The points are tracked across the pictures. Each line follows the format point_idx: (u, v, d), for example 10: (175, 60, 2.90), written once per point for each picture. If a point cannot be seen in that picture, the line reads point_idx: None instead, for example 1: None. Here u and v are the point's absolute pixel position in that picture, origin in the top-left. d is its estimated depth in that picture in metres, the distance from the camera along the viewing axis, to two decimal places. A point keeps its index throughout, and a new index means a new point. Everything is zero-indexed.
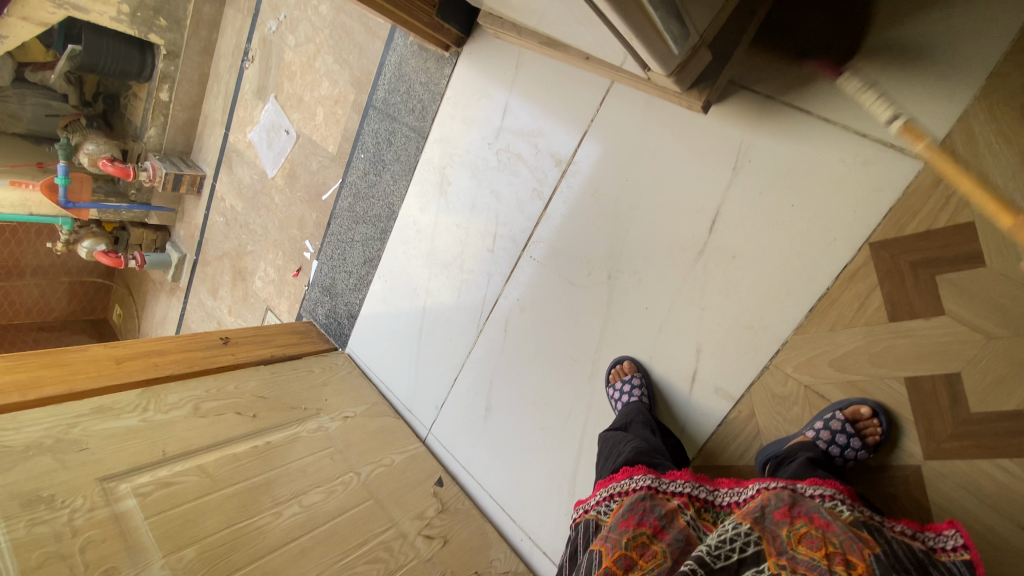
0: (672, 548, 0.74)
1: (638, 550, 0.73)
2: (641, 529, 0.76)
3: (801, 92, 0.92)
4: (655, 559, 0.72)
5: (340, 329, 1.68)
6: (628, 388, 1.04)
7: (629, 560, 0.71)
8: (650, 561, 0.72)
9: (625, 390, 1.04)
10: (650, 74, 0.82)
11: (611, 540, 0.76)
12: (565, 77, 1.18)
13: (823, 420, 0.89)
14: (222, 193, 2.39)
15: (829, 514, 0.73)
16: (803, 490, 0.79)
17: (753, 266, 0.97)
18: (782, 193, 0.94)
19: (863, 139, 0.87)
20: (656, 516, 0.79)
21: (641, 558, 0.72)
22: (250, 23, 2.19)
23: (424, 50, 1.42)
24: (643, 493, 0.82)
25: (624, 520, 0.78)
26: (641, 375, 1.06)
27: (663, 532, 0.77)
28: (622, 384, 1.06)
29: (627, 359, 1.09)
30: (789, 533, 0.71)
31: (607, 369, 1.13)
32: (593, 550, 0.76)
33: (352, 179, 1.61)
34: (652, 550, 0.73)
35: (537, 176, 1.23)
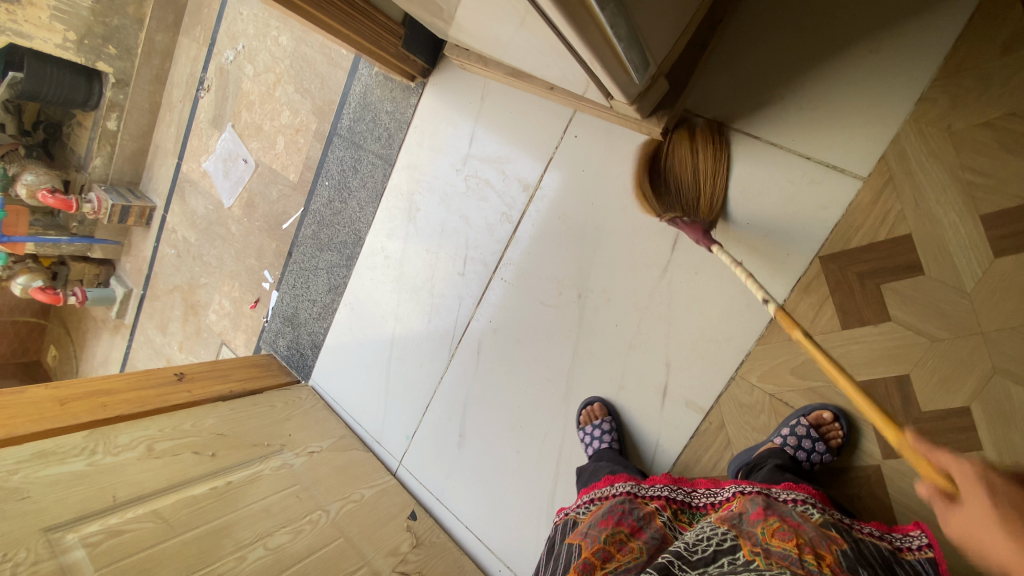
0: (648, 545, 0.79)
1: (616, 545, 0.79)
2: (618, 527, 0.82)
3: (750, 118, 0.99)
4: (631, 553, 0.77)
5: (304, 361, 1.61)
6: (598, 433, 1.05)
7: (606, 552, 0.78)
8: (626, 555, 0.77)
9: (595, 434, 1.06)
10: (613, 102, 0.87)
11: (591, 536, 0.83)
12: (530, 106, 1.22)
13: (789, 426, 0.93)
14: (174, 224, 2.30)
15: (799, 516, 0.76)
16: (777, 494, 0.82)
17: (716, 282, 1.02)
18: (739, 212, 1.00)
19: (807, 161, 0.95)
20: (634, 517, 0.84)
21: (618, 552, 0.78)
22: (206, 53, 2.18)
23: (389, 79, 1.44)
24: (624, 497, 0.89)
25: (604, 520, 0.85)
26: (610, 418, 1.08)
27: (640, 530, 0.82)
28: (593, 427, 1.07)
29: (598, 402, 1.11)
30: (763, 529, 0.73)
31: (578, 411, 1.14)
32: (574, 544, 0.83)
33: (315, 206, 1.58)
34: (629, 544, 0.79)
35: (505, 200, 1.26)
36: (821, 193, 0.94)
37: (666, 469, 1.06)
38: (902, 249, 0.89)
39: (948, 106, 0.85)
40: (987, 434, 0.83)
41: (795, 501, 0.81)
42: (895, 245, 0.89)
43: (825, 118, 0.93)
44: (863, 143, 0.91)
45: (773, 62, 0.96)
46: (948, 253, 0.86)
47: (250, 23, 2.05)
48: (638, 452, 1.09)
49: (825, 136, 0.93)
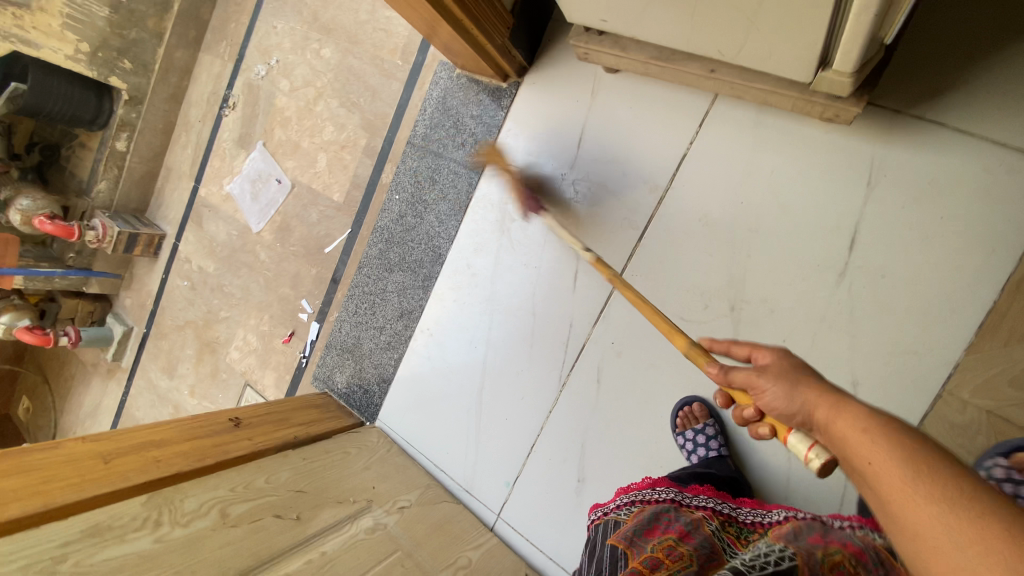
0: (697, 552, 0.75)
1: (665, 551, 0.75)
2: (667, 536, 0.78)
3: (935, 102, 0.89)
4: (681, 559, 0.73)
5: (368, 400, 1.40)
6: (703, 439, 1.00)
7: (654, 560, 0.73)
8: (676, 561, 0.72)
9: (701, 441, 1.01)
10: (821, 74, 0.78)
11: (637, 544, 0.79)
12: (656, 101, 1.10)
13: (984, 469, 0.82)
14: (187, 253, 2.07)
15: (859, 540, 0.76)
16: (831, 522, 0.84)
17: (908, 286, 0.89)
18: (931, 206, 0.89)
19: (1009, 146, 0.85)
20: (681, 524, 0.82)
21: (668, 558, 0.73)
22: (232, 68, 2.02)
23: (474, 81, 1.31)
24: (669, 506, 0.87)
25: (650, 529, 0.82)
26: (714, 423, 1.02)
27: (688, 536, 0.78)
28: (696, 433, 1.01)
29: (696, 403, 1.03)
30: (823, 556, 0.70)
31: (672, 413, 1.06)
32: (617, 547, 0.80)
33: (382, 222, 1.40)
34: (678, 551, 0.74)
35: (626, 205, 1.12)
36: None
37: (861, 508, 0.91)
38: None
39: None
40: None
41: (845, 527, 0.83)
42: None
43: None
44: None
45: (963, 38, 0.86)
46: None
47: (286, 36, 1.91)
48: None
49: None
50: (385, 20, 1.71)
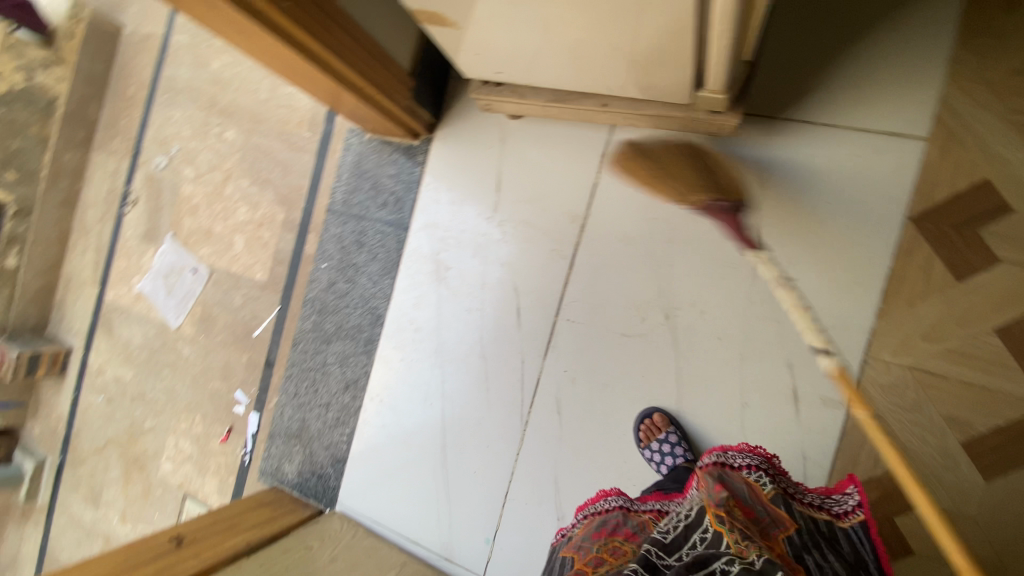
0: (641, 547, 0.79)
1: (609, 550, 0.79)
2: (612, 536, 0.82)
3: (799, 105, 1.00)
4: (624, 555, 0.77)
5: (324, 483, 1.30)
6: (669, 448, 0.99)
7: (598, 559, 0.77)
8: (619, 557, 0.77)
9: (666, 450, 0.99)
10: (699, 95, 0.87)
11: (584, 547, 0.82)
12: (562, 137, 1.17)
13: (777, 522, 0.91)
14: (100, 364, 1.89)
15: (753, 494, 0.77)
16: (733, 459, 0.83)
17: (814, 267, 0.98)
18: (816, 195, 0.99)
19: (868, 133, 0.97)
20: (629, 527, 0.84)
21: (611, 557, 0.77)
22: (129, 164, 1.94)
23: (386, 142, 1.33)
24: (616, 512, 0.88)
25: (597, 532, 0.84)
26: (676, 430, 1.01)
27: (634, 536, 0.82)
28: (660, 443, 1.00)
29: (656, 412, 1.04)
30: (726, 503, 0.73)
31: (634, 428, 1.07)
32: (566, 556, 0.83)
33: (312, 293, 1.36)
34: (622, 549, 0.79)
35: (552, 237, 1.16)
36: (892, 160, 0.95)
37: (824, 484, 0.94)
38: (985, 195, 0.91)
39: (978, 63, 0.93)
40: None
41: (749, 466, 0.81)
42: (978, 192, 0.92)
43: (874, 93, 0.96)
44: (915, 109, 0.95)
45: (810, 51, 1.00)
46: None
47: (185, 124, 1.87)
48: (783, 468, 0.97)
49: (877, 108, 0.96)
50: (286, 95, 1.72)
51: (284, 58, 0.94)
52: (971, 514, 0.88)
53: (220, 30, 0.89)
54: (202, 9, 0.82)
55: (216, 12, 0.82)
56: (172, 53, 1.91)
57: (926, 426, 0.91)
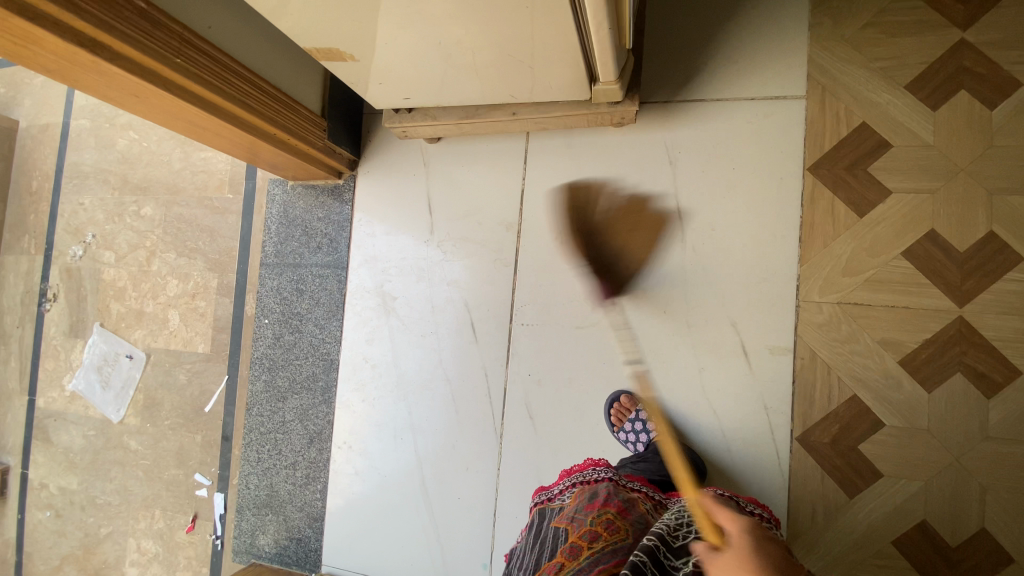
0: (635, 528, 0.75)
1: (603, 524, 0.74)
2: (606, 509, 0.77)
3: (690, 86, 1.08)
4: (619, 533, 0.73)
5: (305, 547, 1.23)
6: (643, 426, 1.02)
7: (593, 533, 0.73)
8: (614, 535, 0.72)
9: (641, 428, 1.02)
10: (596, 89, 0.92)
11: (578, 519, 0.77)
12: (482, 152, 1.20)
13: None
14: (42, 478, 1.76)
15: None
16: (745, 505, 0.84)
17: (735, 228, 1.04)
18: (723, 162, 1.06)
19: (754, 100, 1.05)
20: (620, 500, 0.80)
21: (606, 531, 0.73)
22: (43, 260, 1.84)
23: (310, 187, 1.33)
24: (607, 484, 0.84)
25: (590, 503, 0.80)
26: None
27: (626, 512, 0.77)
28: (635, 423, 1.03)
29: (623, 394, 1.06)
30: None
31: (606, 415, 1.08)
32: (559, 527, 0.78)
33: (259, 351, 1.31)
34: (616, 525, 0.74)
35: (491, 248, 1.18)
36: (781, 120, 1.04)
37: (789, 428, 0.99)
38: (865, 137, 1.01)
39: (832, 25, 1.03)
40: (1016, 241, 0.93)
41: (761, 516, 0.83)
42: (859, 135, 1.01)
43: (751, 64, 1.06)
44: (790, 72, 1.04)
45: (688, 38, 1.09)
46: (897, 122, 0.99)
47: (97, 208, 1.79)
48: (749, 423, 1.00)
49: (757, 77, 1.05)
50: (201, 161, 1.68)
51: (189, 117, 0.93)
52: (923, 427, 0.94)
53: (114, 98, 0.87)
54: (91, 78, 0.80)
55: (106, 79, 0.80)
56: (74, 139, 1.85)
57: (865, 354, 0.97)
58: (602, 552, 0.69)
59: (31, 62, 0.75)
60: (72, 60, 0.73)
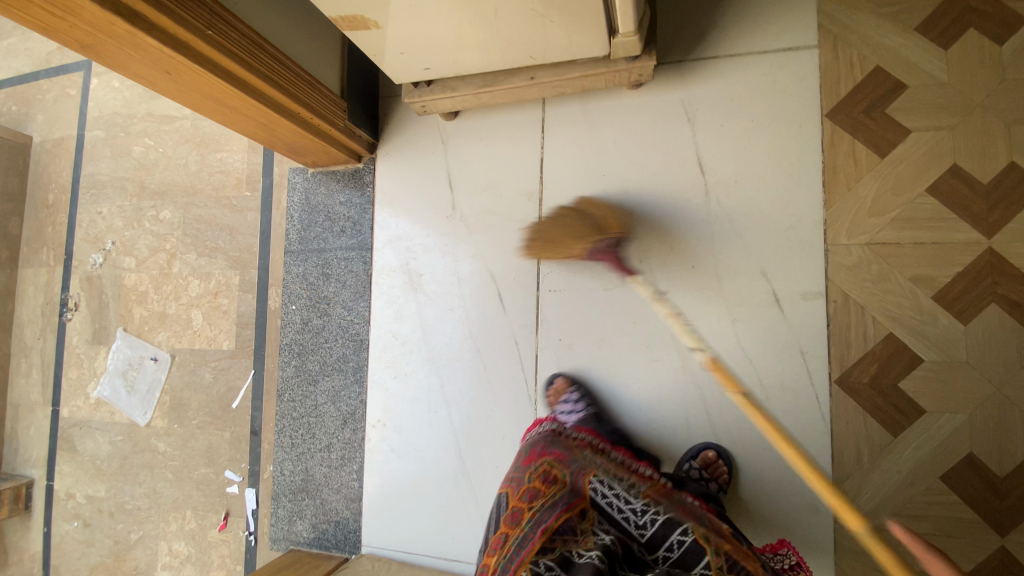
0: (571, 475, 0.82)
1: (541, 480, 0.83)
2: (542, 464, 0.86)
3: (704, 43, 1.10)
4: (555, 484, 0.81)
5: (344, 530, 1.23)
6: (571, 406, 1.05)
7: (533, 492, 0.81)
8: (551, 487, 0.80)
9: (571, 408, 1.05)
10: (615, 43, 0.94)
11: (519, 479, 0.86)
12: (501, 124, 1.22)
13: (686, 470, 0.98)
14: (69, 487, 1.76)
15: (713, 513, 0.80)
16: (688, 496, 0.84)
17: (757, 179, 1.05)
18: (740, 116, 1.07)
19: (768, 53, 1.07)
20: (557, 451, 0.89)
21: (544, 486, 0.81)
22: (63, 271, 1.86)
23: (330, 173, 1.35)
24: (548, 436, 0.94)
25: (530, 461, 0.89)
26: (577, 389, 1.08)
27: (561, 461, 0.86)
28: (566, 403, 1.06)
29: (558, 377, 1.11)
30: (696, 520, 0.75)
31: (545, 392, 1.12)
32: (505, 491, 0.86)
33: (288, 338, 1.32)
34: (551, 477, 0.82)
35: (514, 217, 1.19)
36: (795, 71, 1.06)
37: (828, 371, 0.99)
38: (881, 80, 1.02)
39: None
40: None
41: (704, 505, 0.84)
42: (874, 80, 1.03)
43: (761, 19, 1.08)
44: (800, 24, 1.06)
45: None
46: (911, 64, 1.01)
47: (116, 216, 1.81)
48: (786, 369, 1.00)
49: (768, 31, 1.07)
50: (217, 162, 1.71)
51: (217, 95, 0.96)
52: (961, 359, 0.94)
53: (145, 76, 0.89)
54: (126, 53, 0.82)
55: (140, 54, 0.82)
56: (90, 150, 1.88)
57: (898, 292, 0.97)
58: (541, 510, 0.76)
59: (67, 35, 0.78)
60: (108, 32, 0.76)
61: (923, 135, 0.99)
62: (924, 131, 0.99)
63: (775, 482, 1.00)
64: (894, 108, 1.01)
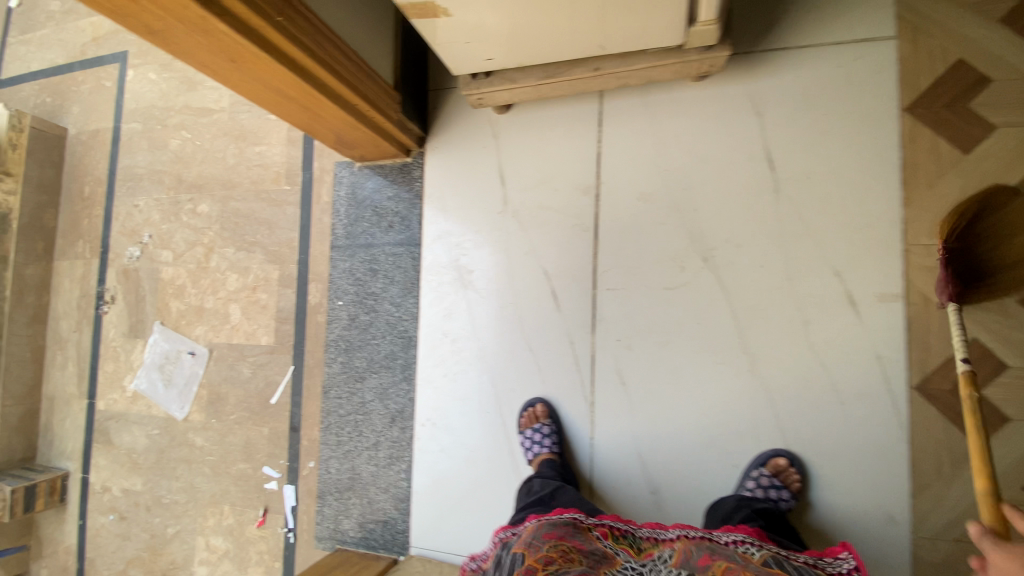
0: (590, 557, 0.75)
1: (558, 553, 0.76)
2: (562, 541, 0.79)
3: (773, 34, 1.06)
4: (573, 560, 0.74)
5: (392, 530, 1.21)
6: (538, 437, 1.07)
7: (548, 558, 0.75)
8: (567, 560, 0.74)
9: (536, 437, 1.08)
10: (691, 32, 0.90)
11: (533, 546, 0.79)
12: (557, 117, 1.19)
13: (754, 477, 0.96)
14: (105, 480, 1.76)
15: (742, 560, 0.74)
16: (719, 536, 0.82)
17: (830, 175, 1.01)
18: (812, 110, 1.03)
19: (842, 45, 1.03)
20: (579, 537, 0.81)
21: (560, 557, 0.75)
22: (99, 263, 1.85)
23: (378, 168, 1.33)
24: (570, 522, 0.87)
25: (548, 533, 0.82)
26: (551, 421, 1.10)
27: (582, 546, 0.79)
28: (534, 431, 1.09)
29: (539, 402, 1.12)
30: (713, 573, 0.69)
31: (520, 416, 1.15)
32: (516, 553, 0.80)
33: (334, 334, 1.31)
34: (570, 555, 0.76)
35: (569, 213, 1.16)
36: (871, 63, 1.01)
37: (907, 376, 0.95)
38: (964, 73, 0.98)
39: None
40: None
41: (737, 541, 0.80)
42: (957, 72, 0.98)
43: (835, 8, 1.03)
44: (876, 15, 1.02)
45: None
46: (997, 56, 0.97)
47: (153, 209, 1.80)
48: (861, 373, 0.97)
49: (842, 22, 1.03)
50: (256, 155, 1.69)
51: (278, 84, 0.94)
52: None
53: (210, 63, 0.88)
54: (194, 40, 0.80)
55: (208, 40, 0.80)
56: (127, 143, 1.87)
57: None
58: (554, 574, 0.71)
59: (138, 19, 0.76)
60: (182, 17, 0.74)
61: (1011, 129, 0.95)
62: (1013, 125, 0.95)
63: (848, 491, 0.96)
64: (980, 102, 0.97)
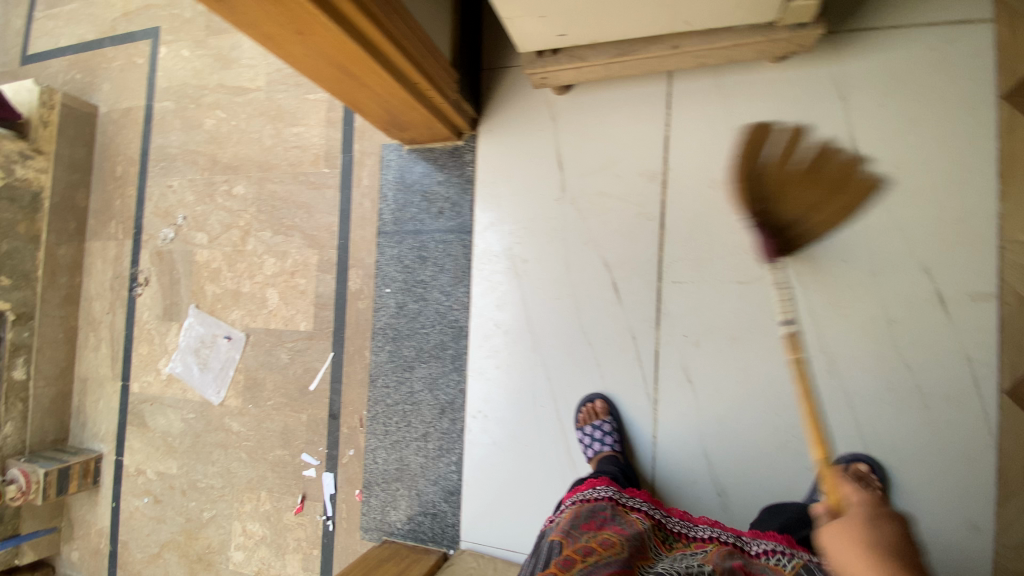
0: (629, 543, 0.74)
1: (598, 542, 0.74)
2: (601, 529, 0.77)
3: (861, 13, 1.00)
4: (613, 548, 0.73)
5: (442, 523, 1.18)
6: (600, 435, 1.03)
7: (587, 547, 0.73)
8: (608, 549, 0.72)
9: (598, 435, 1.03)
10: (787, 7, 0.84)
11: (573, 534, 0.78)
12: (620, 100, 1.13)
13: (832, 481, 0.92)
14: (139, 463, 1.75)
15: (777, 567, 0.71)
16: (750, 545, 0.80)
17: (920, 166, 0.95)
18: (901, 95, 0.97)
19: (936, 26, 0.96)
20: (618, 522, 0.80)
21: (600, 546, 0.73)
22: (132, 244, 1.83)
23: (428, 151, 1.29)
24: (606, 502, 0.85)
25: (587, 522, 0.80)
26: (612, 418, 1.06)
27: (622, 532, 0.77)
28: (595, 427, 1.04)
29: (598, 398, 1.08)
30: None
31: (576, 411, 1.11)
32: (554, 540, 0.78)
33: (381, 322, 1.27)
34: (610, 541, 0.74)
35: (632, 201, 1.11)
36: (969, 46, 0.95)
37: (998, 380, 0.90)
38: None
39: None
40: None
41: (767, 552, 0.78)
42: None
43: None
44: None
45: None
46: None
47: (187, 190, 1.77)
48: (947, 375, 0.92)
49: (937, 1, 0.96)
50: (294, 137, 1.65)
51: (340, 57, 0.88)
52: None
53: (274, 33, 0.82)
54: (264, 8, 0.75)
55: (278, 8, 0.75)
56: (160, 122, 1.83)
57: None
58: (595, 565, 0.69)
59: None
60: None
61: None
62: None
63: (930, 497, 0.92)
64: None
